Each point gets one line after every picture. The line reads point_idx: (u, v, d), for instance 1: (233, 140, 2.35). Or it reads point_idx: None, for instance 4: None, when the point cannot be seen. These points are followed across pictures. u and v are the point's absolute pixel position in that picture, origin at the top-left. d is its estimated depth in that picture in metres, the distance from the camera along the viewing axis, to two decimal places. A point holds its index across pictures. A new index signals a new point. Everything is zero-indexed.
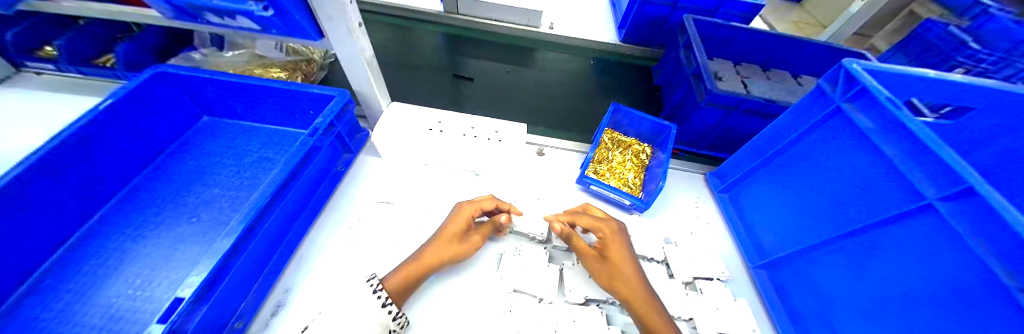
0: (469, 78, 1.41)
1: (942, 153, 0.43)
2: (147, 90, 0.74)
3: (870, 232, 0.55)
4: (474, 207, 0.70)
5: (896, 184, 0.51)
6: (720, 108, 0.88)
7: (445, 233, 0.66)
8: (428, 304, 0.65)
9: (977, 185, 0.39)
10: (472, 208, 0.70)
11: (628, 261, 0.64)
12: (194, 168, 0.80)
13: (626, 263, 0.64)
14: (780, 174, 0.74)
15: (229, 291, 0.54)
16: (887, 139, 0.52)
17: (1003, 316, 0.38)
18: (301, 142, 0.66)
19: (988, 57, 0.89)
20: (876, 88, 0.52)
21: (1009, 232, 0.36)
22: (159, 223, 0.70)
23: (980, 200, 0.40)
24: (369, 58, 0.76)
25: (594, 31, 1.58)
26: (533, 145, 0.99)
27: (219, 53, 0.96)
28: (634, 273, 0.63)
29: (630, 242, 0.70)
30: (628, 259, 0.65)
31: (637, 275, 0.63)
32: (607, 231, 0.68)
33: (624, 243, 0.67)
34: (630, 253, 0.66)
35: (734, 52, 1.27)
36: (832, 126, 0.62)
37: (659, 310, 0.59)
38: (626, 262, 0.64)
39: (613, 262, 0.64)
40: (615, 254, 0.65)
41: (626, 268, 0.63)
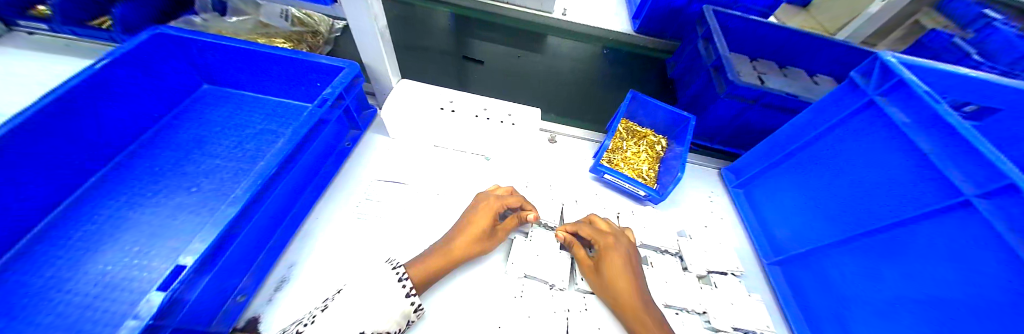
0: (479, 62, 1.37)
1: (986, 150, 0.42)
2: (147, 51, 0.70)
3: (898, 230, 0.54)
4: (501, 202, 0.67)
5: (929, 181, 0.49)
6: (739, 101, 0.86)
7: (473, 226, 0.62)
8: (446, 290, 0.63)
9: (1018, 180, 0.37)
10: (500, 202, 0.67)
11: (623, 274, 0.59)
12: (194, 137, 0.77)
13: (621, 278, 0.59)
14: (802, 170, 0.72)
15: (232, 263, 0.51)
16: (925, 134, 0.51)
17: None
18: (309, 113, 0.62)
19: (992, 69, 0.87)
20: (916, 82, 0.50)
21: None
22: (156, 191, 0.67)
23: (1022, 197, 0.38)
24: (383, 29, 0.73)
25: (608, 20, 1.54)
26: (546, 132, 0.97)
27: (222, 20, 0.91)
28: (629, 287, 0.58)
29: (634, 257, 0.64)
30: (623, 272, 0.60)
31: (634, 294, 0.58)
32: (605, 242, 0.64)
33: (624, 255, 0.62)
34: (631, 269, 0.61)
35: (751, 47, 1.24)
36: (863, 121, 0.61)
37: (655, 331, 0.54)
38: (620, 276, 0.59)
39: (606, 277, 0.60)
40: (609, 268, 0.61)
41: (620, 282, 0.59)
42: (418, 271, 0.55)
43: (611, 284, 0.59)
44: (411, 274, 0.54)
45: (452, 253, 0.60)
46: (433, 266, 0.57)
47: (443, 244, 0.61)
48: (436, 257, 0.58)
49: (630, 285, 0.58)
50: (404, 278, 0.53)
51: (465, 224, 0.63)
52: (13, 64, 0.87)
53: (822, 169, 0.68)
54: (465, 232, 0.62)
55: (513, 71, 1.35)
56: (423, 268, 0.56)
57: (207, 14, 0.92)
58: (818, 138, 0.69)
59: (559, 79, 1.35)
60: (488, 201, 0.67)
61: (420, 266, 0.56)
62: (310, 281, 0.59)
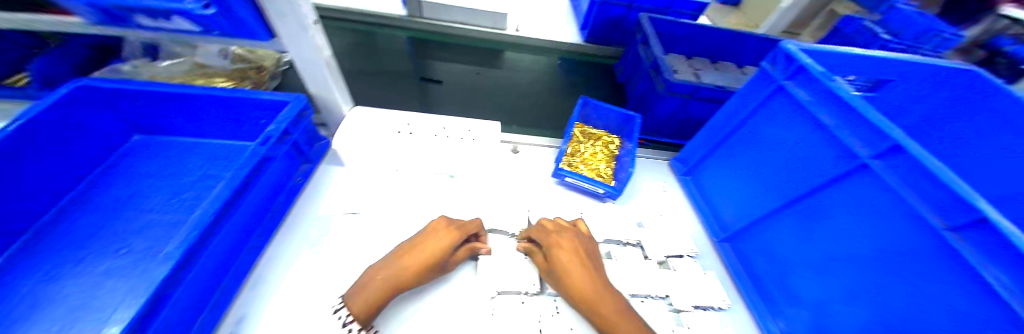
0: (437, 81, 1.39)
1: (875, 119, 0.49)
2: (68, 106, 0.65)
3: (816, 196, 0.61)
4: (463, 232, 0.67)
5: (835, 149, 0.57)
6: (677, 97, 0.94)
7: (427, 252, 0.61)
8: (409, 322, 0.60)
9: (902, 141, 0.45)
10: (461, 232, 0.67)
11: (575, 269, 0.61)
12: (125, 193, 0.71)
13: (575, 272, 0.61)
14: (735, 153, 0.80)
15: (169, 324, 0.47)
16: (826, 110, 0.59)
17: (927, 253, 0.44)
18: (251, 152, 0.60)
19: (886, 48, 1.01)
20: (812, 65, 0.59)
21: (936, 180, 0.41)
22: (81, 258, 0.61)
23: (906, 155, 0.45)
24: (328, 59, 0.73)
25: (558, 32, 1.63)
26: (506, 144, 1.00)
27: (155, 64, 0.87)
28: (587, 282, 0.60)
29: (581, 251, 0.65)
30: (574, 266, 0.62)
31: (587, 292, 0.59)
32: (553, 238, 0.66)
33: (571, 248, 0.64)
34: (578, 266, 0.62)
35: (686, 47, 1.37)
36: (777, 103, 0.69)
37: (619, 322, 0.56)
38: (573, 272, 0.61)
39: (560, 274, 0.62)
40: (560, 265, 0.62)
41: (574, 277, 0.60)
42: (361, 307, 0.54)
43: (567, 281, 0.61)
44: (357, 313, 0.54)
45: (400, 278, 0.58)
46: (375, 298, 0.55)
47: (386, 267, 0.59)
48: (383, 285, 0.57)
49: (585, 278, 0.60)
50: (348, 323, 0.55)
51: (417, 247, 0.62)
52: None
53: (749, 151, 0.76)
54: (416, 256, 0.60)
55: (472, 88, 1.39)
56: (366, 303, 0.55)
57: (137, 60, 0.87)
58: (744, 123, 0.77)
59: (517, 91, 1.40)
60: (449, 229, 0.66)
61: (361, 301, 0.55)
62: (268, 330, 0.56)
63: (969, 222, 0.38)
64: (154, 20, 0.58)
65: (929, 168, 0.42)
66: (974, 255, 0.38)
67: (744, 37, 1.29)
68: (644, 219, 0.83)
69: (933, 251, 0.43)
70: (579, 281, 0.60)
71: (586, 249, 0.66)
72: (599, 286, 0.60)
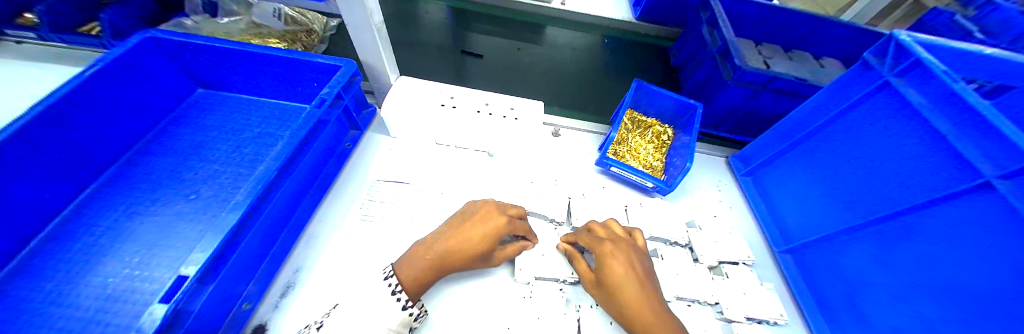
0: (477, 55, 1.34)
1: (1004, 127, 0.40)
2: (139, 57, 0.69)
3: (910, 215, 0.53)
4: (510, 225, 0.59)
5: (944, 162, 0.48)
6: (747, 87, 0.84)
7: (469, 242, 0.56)
8: (444, 300, 0.61)
9: None
10: (511, 225, 0.60)
11: (629, 279, 0.54)
12: (191, 143, 0.75)
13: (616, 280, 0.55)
14: (813, 156, 0.71)
15: (237, 272, 0.51)
16: (942, 114, 0.49)
17: None
18: (307, 114, 0.61)
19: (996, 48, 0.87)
20: (933, 61, 0.48)
21: None
22: (154, 199, 0.66)
23: None
24: (379, 25, 0.71)
25: (608, 8, 1.50)
26: (549, 125, 0.95)
27: (214, 21, 0.89)
28: (638, 306, 0.52)
29: (642, 275, 0.55)
30: (630, 279, 0.54)
31: (637, 285, 0.53)
32: (603, 249, 0.58)
33: (620, 259, 0.56)
34: (648, 290, 0.53)
35: (756, 30, 1.21)
36: (878, 103, 0.59)
37: None
38: (627, 292, 0.53)
39: (613, 290, 0.54)
40: (614, 279, 0.55)
41: (626, 290, 0.53)
42: (413, 283, 0.52)
43: (617, 281, 0.54)
44: (405, 283, 0.52)
45: (445, 263, 0.55)
46: (424, 275, 0.53)
47: (438, 251, 0.55)
48: (423, 266, 0.54)
49: (637, 294, 0.53)
50: (398, 291, 0.51)
51: (459, 234, 0.57)
52: (6, 74, 0.85)
53: (834, 154, 0.67)
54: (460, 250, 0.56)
55: (512, 64, 1.33)
56: (417, 279, 0.53)
57: (199, 16, 0.90)
58: (829, 123, 0.67)
59: (560, 70, 1.32)
60: (497, 217, 0.59)
61: (410, 274, 0.53)
62: (317, 288, 0.59)
63: None
64: None
65: None
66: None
67: (829, 24, 1.12)
68: (696, 219, 0.78)
69: None
70: (630, 314, 0.52)
71: (631, 252, 0.58)
72: (641, 283, 0.54)
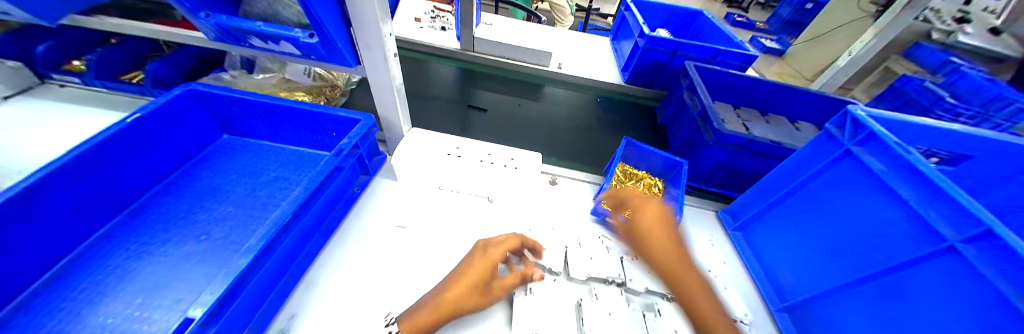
0: (482, 109, 1.47)
1: (960, 197, 0.45)
2: (177, 106, 0.77)
3: (890, 275, 0.55)
4: (499, 250, 0.65)
5: (913, 225, 0.52)
6: (727, 147, 0.92)
7: (466, 277, 0.60)
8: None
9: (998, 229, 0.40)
10: (496, 254, 0.64)
11: (655, 227, 0.68)
12: (209, 185, 0.80)
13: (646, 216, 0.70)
14: (795, 213, 0.75)
15: (236, 317, 0.51)
16: (901, 180, 0.55)
17: None
18: (325, 163, 0.66)
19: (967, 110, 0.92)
20: (886, 134, 0.56)
21: None
22: (164, 239, 0.68)
23: (997, 242, 0.41)
24: (399, 86, 0.80)
25: (600, 72, 1.68)
26: (547, 175, 1.01)
27: (249, 76, 1.01)
28: (669, 259, 0.63)
29: (666, 216, 0.70)
30: (655, 226, 0.68)
31: (665, 235, 0.67)
32: (635, 203, 0.73)
33: (650, 210, 0.71)
34: (676, 241, 0.66)
35: (733, 96, 1.35)
36: (844, 168, 0.65)
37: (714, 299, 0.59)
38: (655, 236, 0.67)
39: (642, 230, 0.69)
40: (643, 224, 0.69)
41: (653, 239, 0.66)
42: (411, 323, 0.54)
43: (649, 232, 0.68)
44: (404, 328, 0.54)
45: (442, 302, 0.57)
46: (424, 321, 0.55)
47: (434, 295, 0.58)
48: (426, 312, 0.56)
49: (665, 247, 0.65)
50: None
51: (458, 274, 0.61)
52: (47, 116, 0.93)
53: (812, 212, 0.71)
54: (461, 285, 0.59)
55: (513, 117, 1.44)
56: (416, 321, 0.54)
57: (236, 71, 1.02)
58: (803, 184, 0.73)
59: (557, 124, 1.43)
60: (483, 251, 0.65)
61: (412, 320, 0.55)
62: None
63: None
64: (266, 43, 0.68)
65: None
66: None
67: (798, 93, 1.26)
68: None
69: None
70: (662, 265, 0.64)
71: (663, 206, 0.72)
72: (672, 240, 0.66)
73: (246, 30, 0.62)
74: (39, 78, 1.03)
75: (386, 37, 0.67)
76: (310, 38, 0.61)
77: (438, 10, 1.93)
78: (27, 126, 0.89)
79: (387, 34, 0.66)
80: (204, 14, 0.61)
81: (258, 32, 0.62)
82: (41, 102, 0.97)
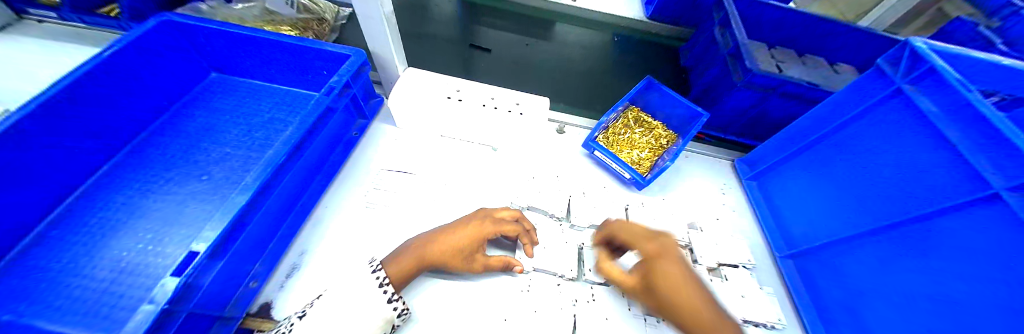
0: (486, 49, 1.35)
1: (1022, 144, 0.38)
2: (153, 39, 0.71)
3: (919, 225, 0.52)
4: (495, 229, 0.61)
5: (959, 174, 0.47)
6: (756, 91, 0.83)
7: (452, 238, 0.58)
8: (429, 290, 0.61)
9: None
10: (493, 228, 0.61)
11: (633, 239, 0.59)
12: (204, 126, 0.77)
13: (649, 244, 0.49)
14: (823, 159, 0.69)
15: (244, 250, 0.52)
16: (954, 125, 0.48)
17: None
18: (316, 102, 0.61)
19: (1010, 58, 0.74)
20: (947, 69, 0.47)
21: None
22: (167, 178, 0.68)
23: None
24: (389, 14, 0.69)
25: (620, 6, 1.49)
26: (554, 122, 0.94)
27: (229, 7, 0.90)
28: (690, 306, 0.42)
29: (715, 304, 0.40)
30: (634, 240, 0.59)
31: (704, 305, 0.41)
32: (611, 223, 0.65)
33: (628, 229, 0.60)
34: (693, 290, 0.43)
35: (768, 32, 1.18)
36: (888, 111, 0.57)
37: None
38: None
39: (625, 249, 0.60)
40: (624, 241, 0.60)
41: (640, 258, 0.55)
42: (397, 272, 0.54)
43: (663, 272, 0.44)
44: (393, 276, 0.53)
45: (427, 254, 0.56)
46: (411, 267, 0.55)
47: (418, 244, 0.57)
48: (409, 257, 0.56)
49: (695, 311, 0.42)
50: (385, 284, 0.52)
51: (447, 230, 0.59)
52: (26, 53, 0.88)
53: (842, 163, 0.66)
54: (445, 242, 0.57)
55: (521, 60, 1.33)
56: (401, 269, 0.54)
57: (214, 1, 0.90)
58: (838, 129, 0.66)
59: (568, 67, 1.32)
60: (481, 219, 0.62)
61: (398, 265, 0.55)
62: (322, 270, 0.60)
63: None
64: None
65: None
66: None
67: (847, 29, 1.08)
68: (698, 220, 0.78)
69: None
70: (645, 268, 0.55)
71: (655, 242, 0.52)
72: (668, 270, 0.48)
73: None
74: (17, 15, 0.95)
75: None
76: None
77: None
78: (8, 64, 0.84)
79: None
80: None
81: None
82: (16, 37, 0.91)
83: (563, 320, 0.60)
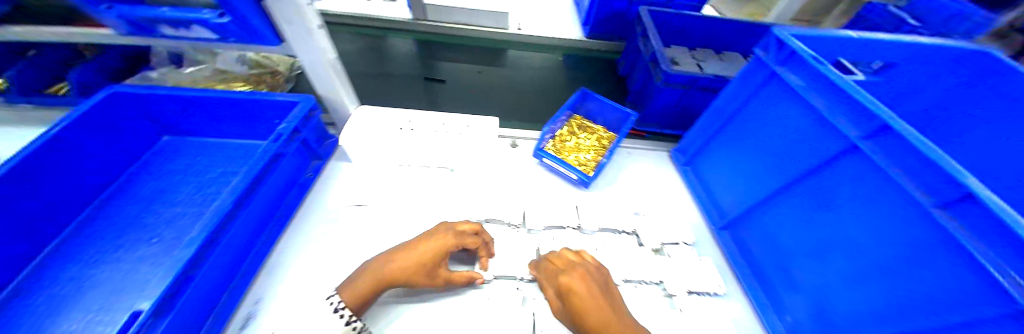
0: (441, 80, 1.43)
1: (873, 104, 0.47)
2: (102, 113, 0.72)
3: (806, 180, 0.60)
4: (458, 240, 0.65)
5: (830, 134, 0.55)
6: (676, 88, 0.94)
7: (416, 253, 0.60)
8: (399, 320, 0.62)
9: (892, 121, 0.44)
10: (455, 240, 0.64)
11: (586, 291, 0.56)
12: (154, 189, 0.78)
13: (595, 311, 0.53)
14: (732, 137, 0.78)
15: (193, 305, 0.53)
16: (820, 95, 0.55)
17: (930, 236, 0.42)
18: (264, 149, 0.64)
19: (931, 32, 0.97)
20: (802, 49, 0.56)
21: (929, 165, 0.41)
22: (119, 246, 0.67)
23: (897, 136, 0.44)
24: (334, 61, 0.74)
25: (561, 28, 1.64)
26: (506, 138, 1.01)
27: (178, 71, 0.93)
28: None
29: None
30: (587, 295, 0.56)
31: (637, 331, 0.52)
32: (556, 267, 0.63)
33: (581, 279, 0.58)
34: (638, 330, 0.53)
35: (688, 38, 1.34)
36: (770, 91, 0.66)
37: None
38: None
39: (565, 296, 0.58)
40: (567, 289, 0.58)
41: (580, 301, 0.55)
42: (352, 296, 0.56)
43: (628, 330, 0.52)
44: (347, 299, 0.55)
45: (386, 274, 0.58)
46: (369, 288, 0.57)
47: (375, 265, 0.59)
48: (366, 279, 0.58)
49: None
50: (341, 308, 0.55)
51: (408, 247, 0.62)
52: None
53: (745, 140, 0.74)
54: (406, 258, 0.60)
55: (476, 86, 1.42)
56: (358, 291, 0.56)
57: (164, 68, 0.94)
58: (739, 111, 0.75)
59: (518, 88, 1.43)
60: (444, 233, 0.65)
61: (353, 288, 0.57)
62: (282, 312, 0.61)
63: (957, 197, 0.38)
64: (175, 31, 0.60)
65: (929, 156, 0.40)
66: (968, 233, 0.38)
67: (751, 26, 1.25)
68: (641, 208, 0.85)
69: (934, 235, 0.41)
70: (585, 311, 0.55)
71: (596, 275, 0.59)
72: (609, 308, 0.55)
73: (149, 16, 0.55)
74: None
75: (308, 8, 0.58)
76: (221, 18, 0.56)
77: None
78: None
79: (309, 4, 0.58)
80: (105, 5, 0.55)
81: (166, 18, 0.55)
82: None
83: (522, 321, 0.63)
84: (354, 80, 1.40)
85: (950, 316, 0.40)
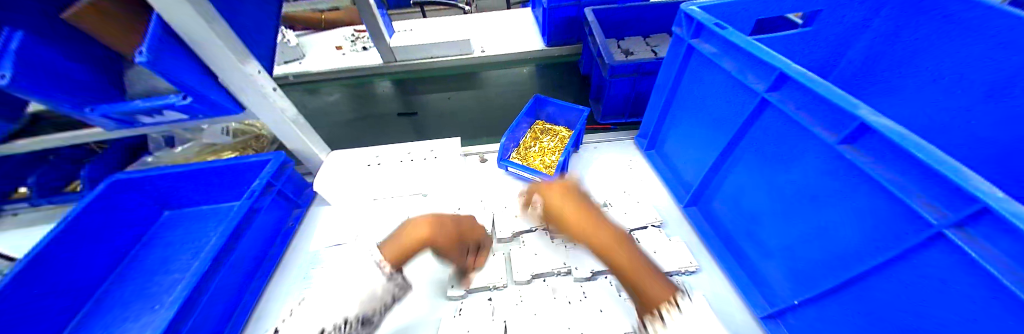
0: (415, 113, 1.51)
1: (764, 56, 0.48)
2: (107, 200, 0.79)
3: (741, 145, 0.61)
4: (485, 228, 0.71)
5: (746, 92, 0.55)
6: (624, 77, 0.98)
7: (457, 224, 0.66)
8: None
9: (787, 69, 0.44)
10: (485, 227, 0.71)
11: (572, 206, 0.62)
12: (159, 260, 0.85)
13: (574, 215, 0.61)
14: (678, 113, 0.79)
15: None
16: (728, 57, 0.57)
17: (843, 175, 0.42)
18: (237, 207, 0.70)
19: None
20: (705, 18, 0.59)
21: (822, 102, 0.41)
22: (126, 316, 0.74)
23: (795, 83, 0.45)
24: (295, 117, 0.83)
25: (523, 42, 1.71)
26: (473, 155, 1.05)
27: (172, 150, 1.04)
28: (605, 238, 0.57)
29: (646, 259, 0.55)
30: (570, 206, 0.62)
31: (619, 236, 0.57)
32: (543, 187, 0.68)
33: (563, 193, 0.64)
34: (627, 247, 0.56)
35: (642, 27, 1.39)
36: (694, 64, 0.68)
37: (655, 275, 0.52)
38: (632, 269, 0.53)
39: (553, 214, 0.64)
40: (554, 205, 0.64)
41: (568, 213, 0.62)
42: (395, 252, 0.60)
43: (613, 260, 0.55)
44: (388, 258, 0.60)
45: (429, 238, 0.61)
46: (408, 246, 0.61)
47: (428, 226, 0.62)
48: (409, 238, 0.61)
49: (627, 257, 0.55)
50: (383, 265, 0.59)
51: (455, 219, 0.67)
52: None
53: (687, 114, 0.75)
54: (450, 228, 0.64)
55: (448, 113, 1.50)
56: (399, 249, 0.60)
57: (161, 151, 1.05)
58: (676, 88, 0.77)
59: (488, 106, 1.50)
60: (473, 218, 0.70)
61: (395, 246, 0.61)
62: None
63: (856, 130, 0.37)
64: (153, 117, 0.68)
65: (817, 90, 0.41)
66: (877, 166, 0.36)
67: None
68: (609, 198, 0.85)
69: (848, 172, 0.41)
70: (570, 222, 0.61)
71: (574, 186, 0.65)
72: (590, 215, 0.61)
73: (123, 111, 0.62)
74: None
75: (258, 77, 0.70)
76: (184, 99, 0.62)
77: (357, 31, 1.88)
78: None
79: (256, 73, 0.70)
80: (88, 107, 0.62)
81: (136, 109, 0.62)
82: None
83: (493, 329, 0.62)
84: (336, 129, 1.49)
85: (884, 252, 0.39)
